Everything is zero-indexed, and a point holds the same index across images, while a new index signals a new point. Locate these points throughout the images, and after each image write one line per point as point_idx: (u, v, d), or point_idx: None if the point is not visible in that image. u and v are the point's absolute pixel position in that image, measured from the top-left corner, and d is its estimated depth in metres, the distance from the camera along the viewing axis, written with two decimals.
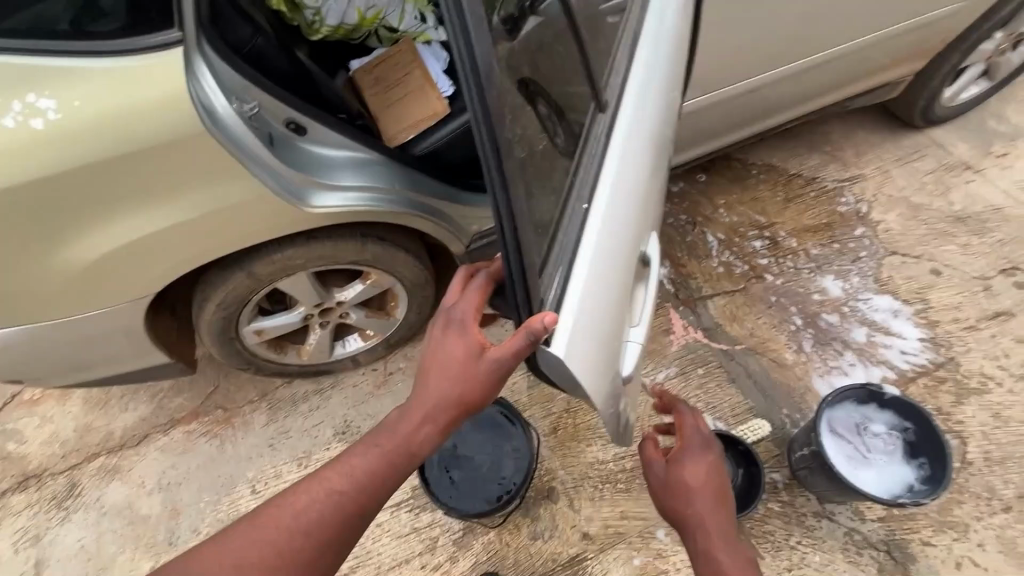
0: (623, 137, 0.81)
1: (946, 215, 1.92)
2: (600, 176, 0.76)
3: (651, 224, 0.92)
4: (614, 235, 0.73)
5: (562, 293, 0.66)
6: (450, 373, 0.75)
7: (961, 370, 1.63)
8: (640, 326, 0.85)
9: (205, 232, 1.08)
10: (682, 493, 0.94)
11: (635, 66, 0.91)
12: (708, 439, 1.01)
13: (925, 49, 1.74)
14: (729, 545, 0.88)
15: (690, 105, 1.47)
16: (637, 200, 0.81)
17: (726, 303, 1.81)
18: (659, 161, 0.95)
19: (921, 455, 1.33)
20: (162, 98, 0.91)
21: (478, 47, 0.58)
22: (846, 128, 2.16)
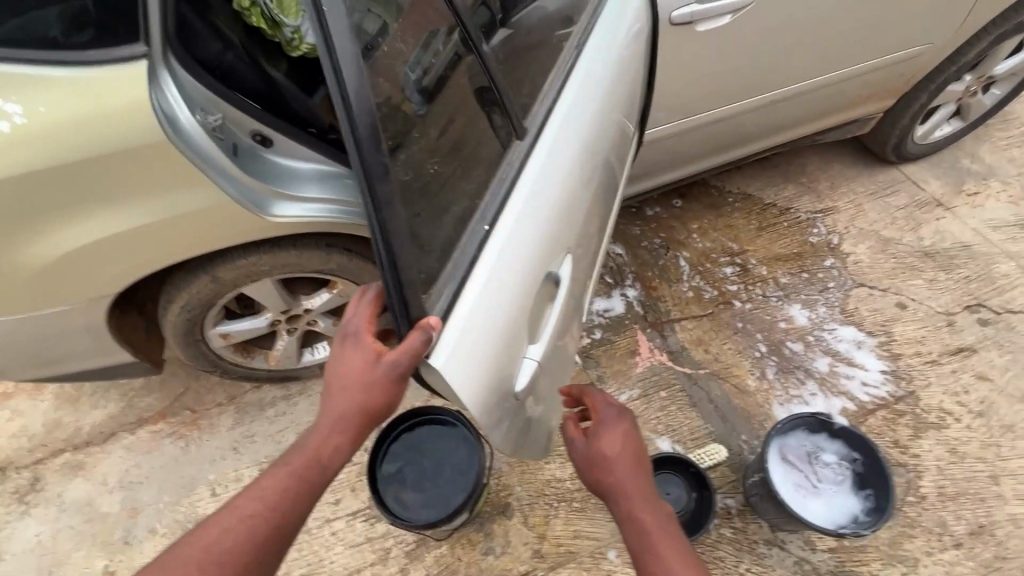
0: (535, 166, 0.89)
1: (915, 250, 1.95)
2: (505, 203, 0.83)
3: (570, 247, 0.99)
4: (512, 258, 0.80)
5: (449, 309, 0.73)
6: (352, 384, 0.77)
7: (920, 403, 1.65)
8: (541, 344, 0.92)
9: (166, 236, 1.12)
10: (601, 464, 0.94)
11: (561, 101, 0.99)
12: (620, 410, 1.00)
13: (892, 87, 1.78)
14: (650, 501, 0.90)
15: (654, 134, 1.50)
16: (545, 224, 0.88)
17: (693, 327, 1.83)
18: (585, 188, 1.02)
19: (867, 486, 1.33)
20: (125, 107, 0.96)
21: (354, 86, 0.63)
22: (823, 160, 2.20)
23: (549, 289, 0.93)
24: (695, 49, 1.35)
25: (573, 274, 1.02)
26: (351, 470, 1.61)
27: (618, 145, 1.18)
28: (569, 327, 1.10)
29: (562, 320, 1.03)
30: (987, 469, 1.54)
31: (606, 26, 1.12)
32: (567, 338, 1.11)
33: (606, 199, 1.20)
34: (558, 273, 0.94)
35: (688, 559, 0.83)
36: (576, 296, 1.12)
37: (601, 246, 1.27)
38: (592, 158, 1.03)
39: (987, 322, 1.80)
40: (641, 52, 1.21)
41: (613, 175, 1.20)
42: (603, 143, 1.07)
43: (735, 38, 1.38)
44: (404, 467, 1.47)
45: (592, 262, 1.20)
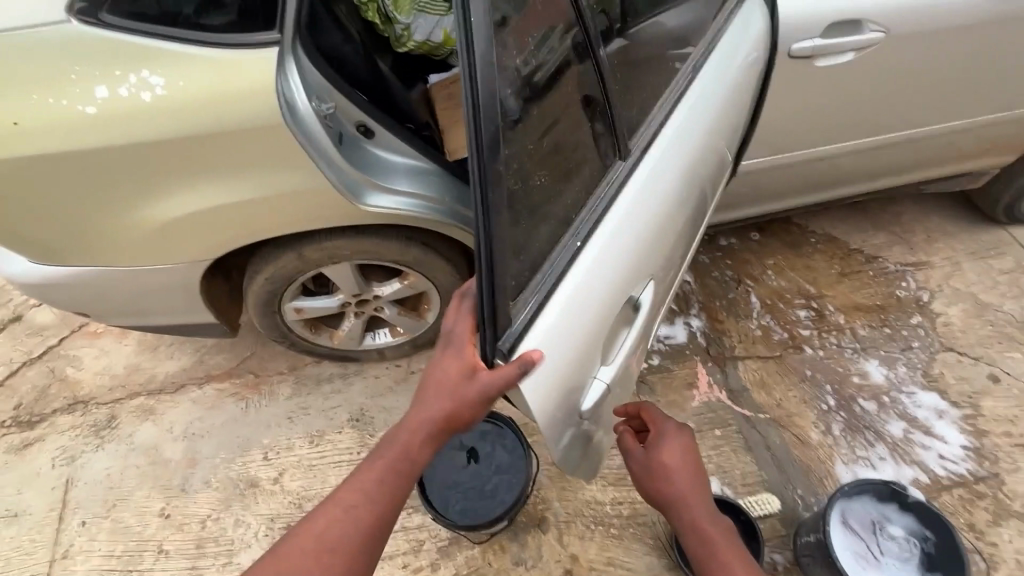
0: (632, 191, 0.88)
1: (1016, 320, 1.79)
2: (598, 224, 0.83)
3: (653, 276, 0.98)
4: (596, 278, 0.80)
5: (532, 320, 0.73)
6: (445, 390, 0.78)
7: (1004, 488, 1.51)
8: (612, 367, 0.90)
9: (264, 212, 1.18)
10: (660, 473, 1.02)
11: (665, 125, 0.97)
12: (680, 425, 1.08)
13: (1015, 143, 1.65)
14: (710, 513, 1.00)
15: (749, 165, 1.45)
16: (634, 250, 0.87)
17: (757, 367, 1.76)
18: (676, 217, 1.00)
19: (937, 569, 1.23)
20: (252, 88, 1.02)
21: (480, 84, 0.64)
22: (920, 211, 2.06)
23: (626, 314, 0.91)
24: (807, 84, 1.30)
25: (652, 302, 1.00)
26: None
27: (714, 176, 1.15)
28: (637, 355, 1.08)
29: (635, 347, 1.01)
30: None
31: (720, 53, 1.10)
32: (635, 365, 1.09)
33: (694, 229, 1.17)
34: (638, 299, 0.93)
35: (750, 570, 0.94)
36: (650, 322, 1.10)
37: (680, 276, 1.24)
38: (688, 186, 1.01)
39: None
40: (750, 87, 1.20)
41: (702, 205, 1.17)
42: (702, 172, 1.06)
43: (850, 76, 1.32)
44: (453, 465, 1.49)
45: (669, 291, 1.18)
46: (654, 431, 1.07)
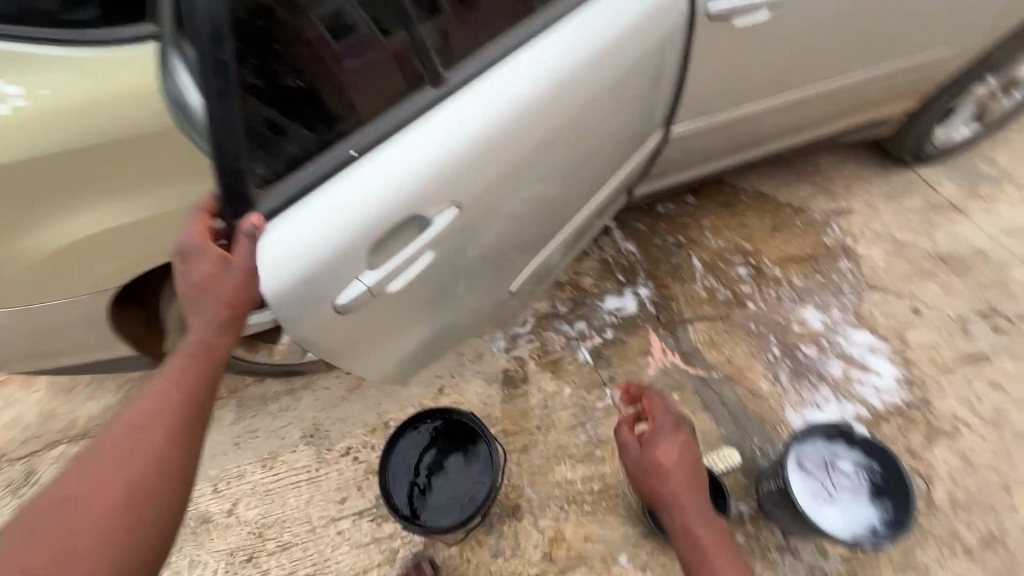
0: (429, 118, 0.93)
1: (930, 254, 1.93)
2: (379, 140, 0.91)
3: (478, 208, 1.03)
4: (356, 189, 0.87)
5: (279, 209, 0.86)
6: (209, 288, 0.82)
7: (933, 411, 1.64)
8: (379, 273, 0.94)
9: (172, 229, 1.06)
10: (657, 473, 1.16)
11: (505, 61, 0.99)
12: (677, 422, 1.21)
13: (919, 88, 1.74)
14: (703, 516, 1.10)
15: (679, 130, 1.43)
16: (416, 172, 0.90)
17: (706, 328, 1.81)
18: (507, 156, 1.00)
19: (886, 497, 1.31)
20: (135, 89, 0.91)
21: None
22: (839, 160, 2.16)
23: (414, 233, 0.97)
24: (729, 45, 1.28)
25: (479, 230, 1.07)
26: (359, 467, 1.61)
27: (603, 123, 1.16)
28: (472, 277, 1.17)
29: (455, 267, 1.10)
30: (999, 479, 1.53)
31: (609, 0, 1.07)
32: (468, 286, 1.18)
33: (575, 174, 1.21)
34: (434, 222, 0.97)
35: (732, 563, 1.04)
36: (498, 248, 1.16)
37: (563, 215, 1.29)
38: (542, 123, 1.02)
39: (1001, 330, 1.77)
40: (668, 53, 1.19)
41: (591, 154, 1.21)
42: (569, 113, 1.06)
43: (771, 34, 1.32)
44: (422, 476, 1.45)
45: (539, 227, 1.25)
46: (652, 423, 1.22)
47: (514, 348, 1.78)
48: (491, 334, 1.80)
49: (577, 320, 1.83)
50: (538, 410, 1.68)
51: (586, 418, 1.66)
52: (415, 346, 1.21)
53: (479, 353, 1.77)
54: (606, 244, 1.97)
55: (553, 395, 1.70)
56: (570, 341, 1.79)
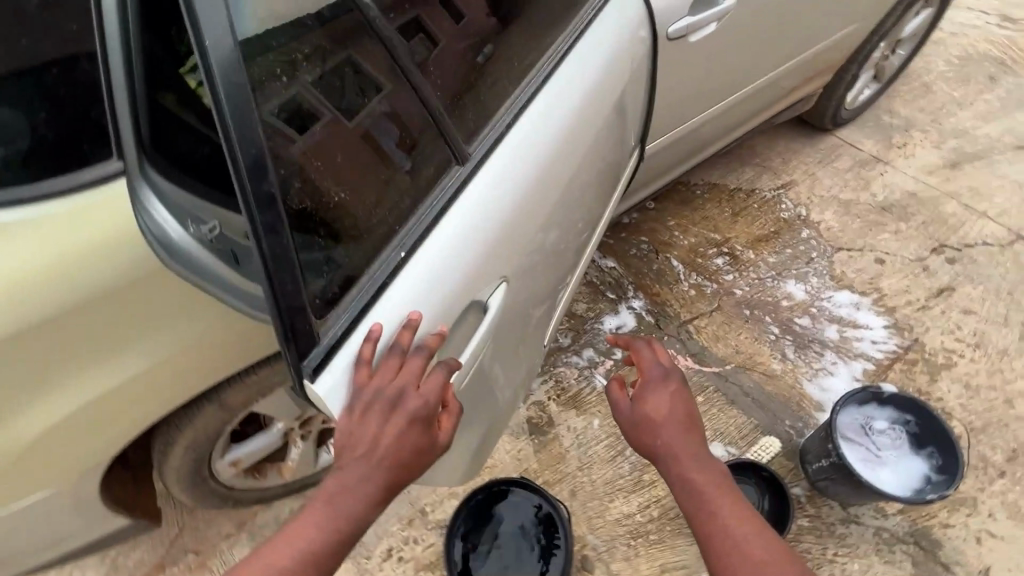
0: (470, 198, 0.89)
1: (873, 207, 2.09)
2: (428, 231, 0.86)
3: (518, 275, 0.98)
4: (421, 289, 0.81)
5: (344, 332, 0.76)
6: (404, 442, 0.78)
7: (926, 349, 1.75)
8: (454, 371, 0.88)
9: (182, 369, 0.94)
10: (649, 428, 0.95)
11: (518, 122, 0.98)
12: (668, 370, 1.00)
13: (831, 64, 1.90)
14: (701, 462, 0.91)
15: (651, 148, 1.49)
16: (470, 257, 0.87)
17: (705, 325, 1.84)
18: (537, 217, 0.99)
19: (928, 445, 1.38)
20: (120, 230, 0.81)
21: (232, 114, 0.62)
22: (769, 139, 2.30)
23: (472, 319, 0.91)
24: (683, 63, 1.34)
25: (519, 297, 1.02)
26: (407, 567, 1.48)
27: (599, 162, 1.18)
28: (513, 348, 1.10)
29: (501, 344, 1.03)
30: (1000, 395, 1.66)
31: (586, 44, 1.10)
32: (508, 365, 1.11)
33: (583, 218, 1.21)
34: (487, 303, 0.93)
35: (747, 514, 0.86)
36: (529, 313, 1.11)
37: (571, 261, 1.27)
38: (555, 177, 1.02)
39: (954, 260, 1.94)
40: (639, 79, 1.23)
41: (592, 191, 1.20)
42: (574, 161, 1.07)
43: (715, 45, 1.39)
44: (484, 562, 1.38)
45: (558, 279, 1.21)
46: (641, 376, 1.00)
47: (530, 393, 1.71)
48: None
49: (584, 349, 1.80)
50: (575, 450, 1.62)
51: (623, 445, 1.63)
52: (467, 445, 1.10)
53: None
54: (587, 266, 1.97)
55: (584, 431, 1.65)
56: (583, 371, 1.76)
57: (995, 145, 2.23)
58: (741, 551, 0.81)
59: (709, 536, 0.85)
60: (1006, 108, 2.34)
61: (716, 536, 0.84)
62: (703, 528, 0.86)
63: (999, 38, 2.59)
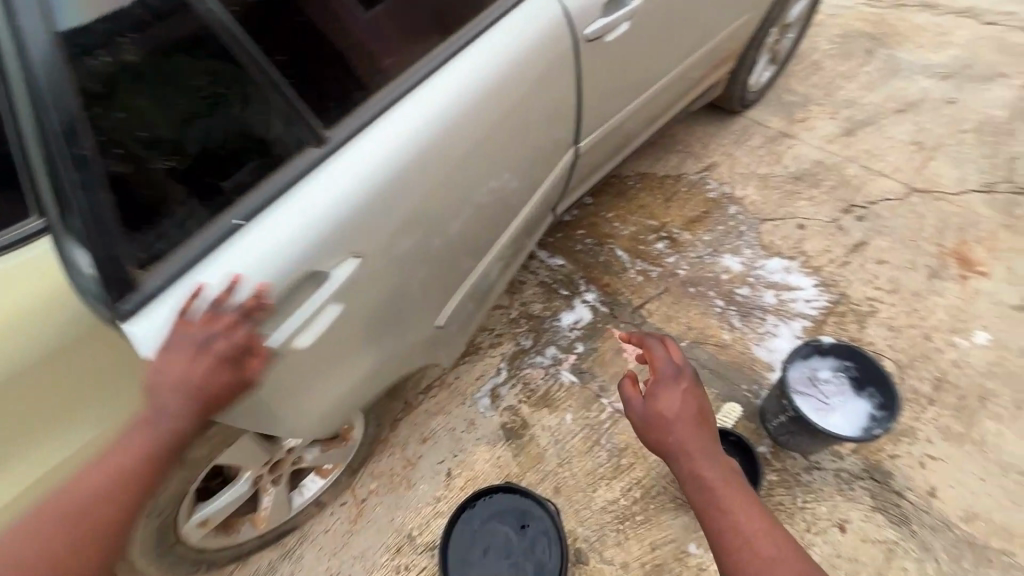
0: (330, 170, 0.92)
1: (788, 178, 2.26)
2: (279, 199, 0.89)
3: (375, 253, 1.01)
4: (251, 255, 0.84)
5: (166, 284, 0.80)
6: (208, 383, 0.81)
7: (852, 300, 1.92)
8: (279, 335, 0.91)
9: None
10: (660, 425, 1.01)
11: (405, 101, 1.01)
12: (680, 370, 1.06)
13: (732, 52, 2.05)
14: (711, 457, 0.96)
15: (586, 144, 1.57)
16: (313, 228, 0.89)
17: (655, 307, 1.92)
18: (405, 199, 1.03)
19: (868, 386, 1.50)
20: (56, 292, 0.76)
21: (45, 83, 0.68)
22: (687, 126, 2.45)
23: (310, 290, 0.94)
24: (603, 60, 1.41)
25: (384, 271, 1.06)
26: None
27: (504, 150, 1.22)
28: (378, 325, 1.13)
29: (364, 315, 1.07)
30: (920, 332, 1.84)
31: (499, 30, 1.13)
32: (374, 338, 1.15)
33: (483, 201, 1.25)
34: (332, 275, 0.95)
35: (753, 508, 0.91)
36: (399, 290, 1.14)
37: (472, 241, 1.31)
38: (438, 162, 1.06)
39: (863, 217, 2.13)
40: (568, 80, 1.31)
41: (495, 178, 1.24)
42: (465, 146, 1.11)
43: (629, 42, 1.47)
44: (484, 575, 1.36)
45: (450, 257, 1.25)
46: (653, 373, 1.07)
47: (500, 400, 1.73)
48: (472, 395, 1.74)
49: (546, 347, 1.83)
50: (552, 449, 1.64)
51: (598, 435, 1.67)
52: (332, 410, 1.13)
53: (470, 420, 1.69)
54: (538, 268, 2.01)
55: (559, 428, 1.68)
56: (548, 369, 1.79)
57: (880, 111, 2.48)
58: (754, 548, 0.85)
59: (717, 528, 0.90)
60: (885, 77, 2.61)
61: (721, 525, 0.89)
62: (710, 519, 0.91)
63: (869, 16, 2.88)
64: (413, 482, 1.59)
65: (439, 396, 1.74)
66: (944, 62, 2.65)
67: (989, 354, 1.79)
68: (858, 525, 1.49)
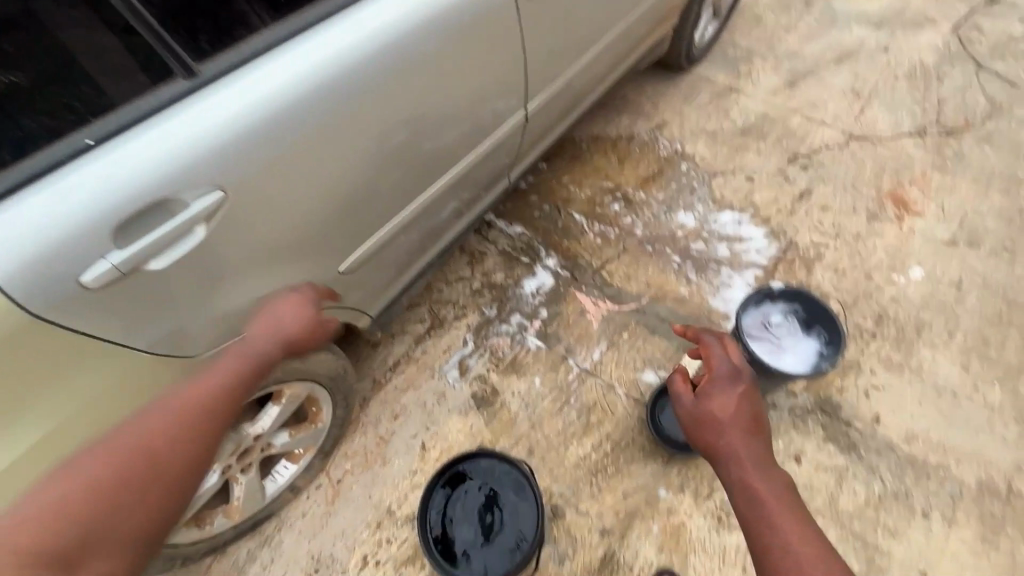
0: (213, 93, 0.87)
1: (735, 132, 2.31)
2: (150, 119, 0.83)
3: (257, 191, 0.95)
4: (105, 173, 0.79)
5: (9, 190, 0.74)
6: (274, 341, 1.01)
7: (800, 247, 2.00)
8: (122, 251, 0.81)
9: (92, 418, 0.92)
10: (710, 426, 1.00)
11: (311, 32, 0.97)
12: (735, 371, 1.06)
13: (674, 7, 2.05)
14: (763, 465, 0.93)
15: (534, 106, 1.56)
16: (183, 152, 0.84)
17: (615, 268, 1.95)
18: (303, 135, 0.97)
19: (816, 325, 1.58)
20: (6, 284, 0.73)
21: None
22: (636, 86, 2.45)
23: (172, 216, 0.86)
24: (545, 17, 1.39)
25: (273, 213, 1.00)
26: (386, 569, 1.47)
27: (430, 100, 1.18)
28: (276, 273, 1.07)
29: (247, 258, 1.00)
30: (863, 273, 1.94)
31: None
32: (269, 288, 1.08)
33: (403, 152, 1.20)
34: (195, 205, 0.87)
35: (799, 522, 0.85)
36: (303, 237, 1.08)
37: (392, 195, 1.25)
38: (348, 101, 1.01)
39: (807, 166, 2.21)
40: (509, 31, 1.29)
41: (421, 128, 1.20)
42: (384, 89, 1.07)
43: None
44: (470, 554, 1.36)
45: (363, 209, 1.19)
46: (709, 374, 1.07)
47: (468, 371, 1.74)
48: (440, 368, 1.74)
49: (510, 315, 1.84)
50: (523, 412, 1.67)
51: (567, 395, 1.71)
52: None
53: (440, 393, 1.70)
54: (497, 236, 2.00)
55: (529, 392, 1.71)
56: (514, 337, 1.80)
57: (820, 61, 2.54)
58: (788, 553, 0.81)
59: (760, 535, 0.85)
60: (823, 28, 2.66)
61: (762, 531, 0.85)
62: (756, 528, 0.86)
63: None
64: (389, 458, 1.60)
65: (407, 371, 1.74)
66: (878, 10, 2.72)
67: (924, 288, 1.90)
68: (811, 456, 1.59)
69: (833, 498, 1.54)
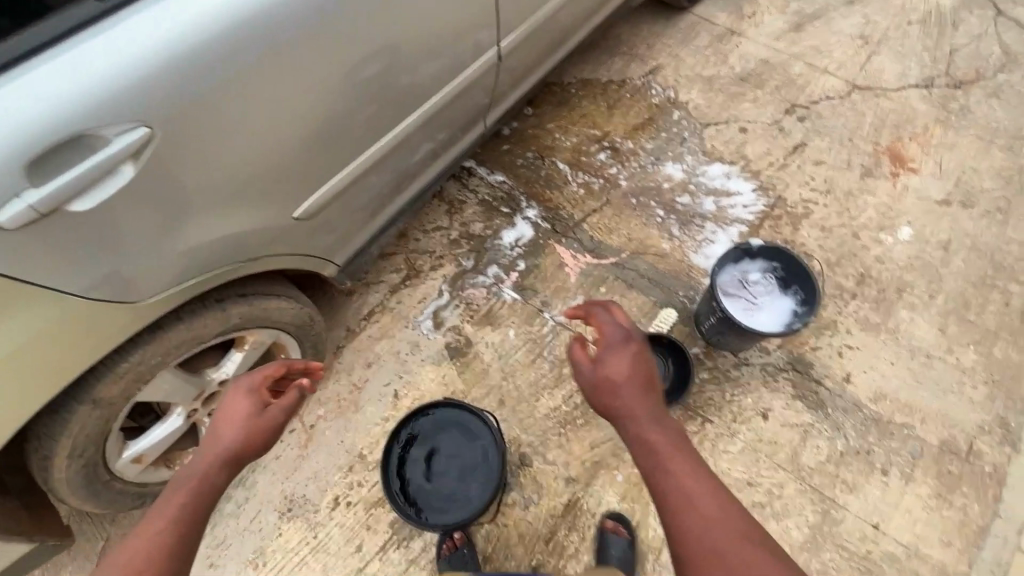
0: (133, 19, 0.80)
1: (733, 78, 2.19)
2: (64, 45, 0.76)
3: (196, 127, 0.89)
4: (14, 103, 0.73)
5: None
6: (234, 423, 0.95)
7: (788, 203, 1.94)
8: (39, 190, 0.77)
9: (38, 361, 0.90)
10: (607, 389, 0.97)
11: None
12: (628, 334, 1.03)
13: None
14: (657, 419, 0.91)
15: (512, 41, 1.44)
16: (102, 82, 0.77)
17: (597, 220, 1.90)
18: (243, 66, 0.89)
19: (793, 284, 1.55)
20: None
21: None
22: (632, 26, 2.30)
23: (95, 153, 0.81)
24: None
25: (216, 152, 0.94)
26: (356, 510, 1.51)
27: (392, 31, 1.09)
28: (224, 215, 1.02)
29: (190, 199, 0.95)
30: (850, 230, 1.89)
31: None
32: (219, 231, 1.03)
33: (364, 87, 1.11)
34: (119, 141, 0.82)
35: (705, 480, 0.81)
36: (255, 178, 1.03)
37: (355, 135, 1.17)
38: (293, 28, 0.93)
39: (804, 117, 2.11)
40: None
41: (384, 61, 1.11)
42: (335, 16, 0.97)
43: None
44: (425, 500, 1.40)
45: (323, 150, 1.12)
46: (601, 341, 1.03)
47: (442, 322, 1.73)
48: (414, 319, 1.73)
49: (487, 267, 1.81)
50: (496, 363, 1.68)
51: (540, 347, 1.70)
52: (164, 312, 1.04)
53: (413, 343, 1.70)
54: (477, 185, 1.94)
55: (502, 344, 1.71)
56: (490, 288, 1.78)
57: (830, 3, 2.38)
58: (681, 489, 0.80)
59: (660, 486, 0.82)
60: None
61: (662, 479, 0.82)
62: (655, 476, 0.84)
63: None
64: (361, 405, 1.62)
65: (381, 321, 1.72)
66: None
67: (910, 248, 1.86)
68: (779, 413, 1.61)
69: (796, 453, 1.57)
